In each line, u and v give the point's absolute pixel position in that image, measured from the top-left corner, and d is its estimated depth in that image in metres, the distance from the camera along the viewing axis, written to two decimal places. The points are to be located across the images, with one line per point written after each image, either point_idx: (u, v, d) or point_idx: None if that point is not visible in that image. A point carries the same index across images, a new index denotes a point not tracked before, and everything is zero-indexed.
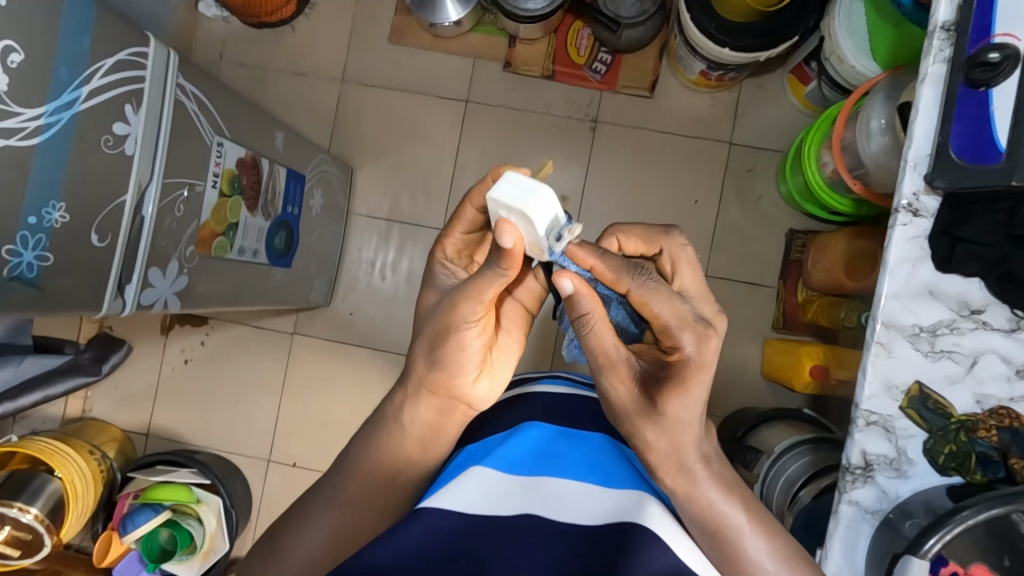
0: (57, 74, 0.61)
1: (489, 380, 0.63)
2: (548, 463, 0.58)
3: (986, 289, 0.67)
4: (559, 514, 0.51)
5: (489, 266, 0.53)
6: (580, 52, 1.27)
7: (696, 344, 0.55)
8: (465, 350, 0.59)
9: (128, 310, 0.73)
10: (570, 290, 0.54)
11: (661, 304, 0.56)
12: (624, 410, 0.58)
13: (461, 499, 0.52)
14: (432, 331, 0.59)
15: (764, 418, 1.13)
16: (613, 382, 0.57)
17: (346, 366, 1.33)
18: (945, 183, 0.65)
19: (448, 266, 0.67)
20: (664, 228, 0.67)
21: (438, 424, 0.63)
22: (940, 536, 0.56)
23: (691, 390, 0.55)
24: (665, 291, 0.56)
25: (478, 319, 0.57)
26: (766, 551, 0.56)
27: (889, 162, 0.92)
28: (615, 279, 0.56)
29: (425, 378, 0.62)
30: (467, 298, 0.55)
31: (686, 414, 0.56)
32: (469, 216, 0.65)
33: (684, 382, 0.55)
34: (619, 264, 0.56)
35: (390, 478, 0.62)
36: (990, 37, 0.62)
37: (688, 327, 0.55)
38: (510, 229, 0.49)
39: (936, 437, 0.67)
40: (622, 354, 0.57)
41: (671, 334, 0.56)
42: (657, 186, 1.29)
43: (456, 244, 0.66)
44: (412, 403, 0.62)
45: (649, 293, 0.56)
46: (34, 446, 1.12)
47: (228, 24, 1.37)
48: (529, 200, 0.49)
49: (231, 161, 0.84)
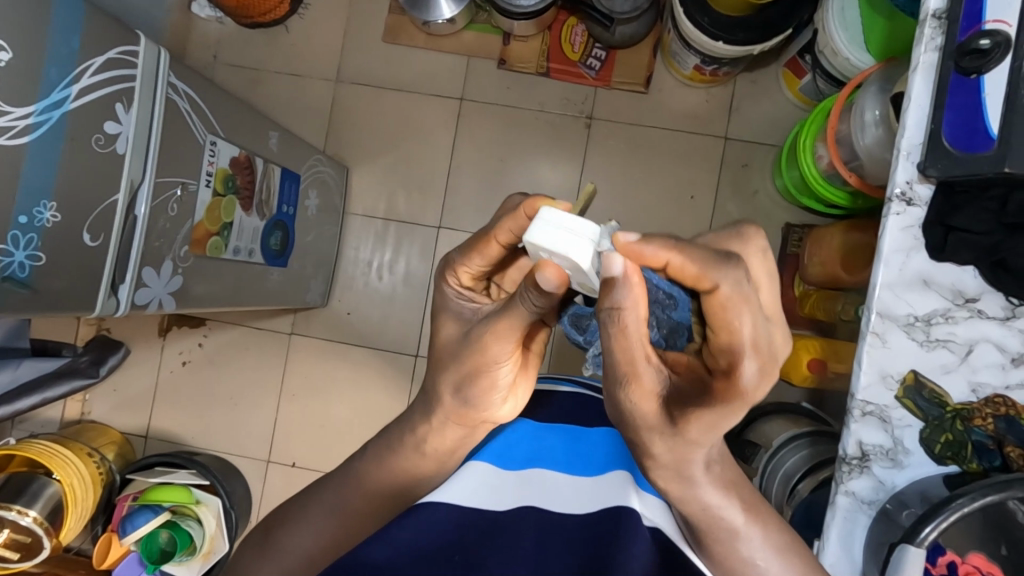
0: (47, 74, 0.61)
1: (515, 401, 0.60)
2: (540, 458, 0.63)
3: (981, 278, 0.67)
4: (555, 505, 0.57)
5: (522, 297, 0.48)
6: (575, 48, 1.26)
7: (756, 375, 0.43)
8: (498, 386, 0.56)
9: (122, 310, 0.73)
10: (618, 273, 0.41)
11: (745, 317, 0.41)
12: (639, 421, 0.48)
13: (456, 493, 0.57)
14: (460, 371, 0.56)
15: (763, 412, 1.13)
16: (633, 396, 0.46)
17: (344, 366, 1.33)
18: (938, 172, 0.65)
19: (466, 293, 0.60)
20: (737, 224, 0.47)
21: (460, 446, 0.62)
22: (936, 524, 0.56)
23: (726, 419, 0.45)
24: (756, 302, 0.41)
25: (508, 357, 0.54)
26: (760, 547, 0.54)
27: (882, 153, 0.93)
28: (699, 275, 0.42)
29: (451, 411, 0.59)
30: (500, 338, 0.52)
31: (706, 439, 0.47)
32: (494, 252, 0.56)
33: (722, 409, 0.44)
34: (704, 256, 0.41)
35: (390, 475, 0.62)
36: (981, 24, 0.62)
37: (757, 354, 0.42)
38: (553, 271, 0.44)
39: (932, 427, 0.66)
40: (650, 366, 0.45)
41: (731, 355, 0.42)
42: (653, 182, 1.29)
43: (474, 274, 0.58)
44: (437, 431, 0.60)
45: (728, 303, 0.41)
46: (33, 449, 1.12)
47: (222, 25, 1.37)
48: (574, 243, 0.43)
49: (224, 160, 0.84)
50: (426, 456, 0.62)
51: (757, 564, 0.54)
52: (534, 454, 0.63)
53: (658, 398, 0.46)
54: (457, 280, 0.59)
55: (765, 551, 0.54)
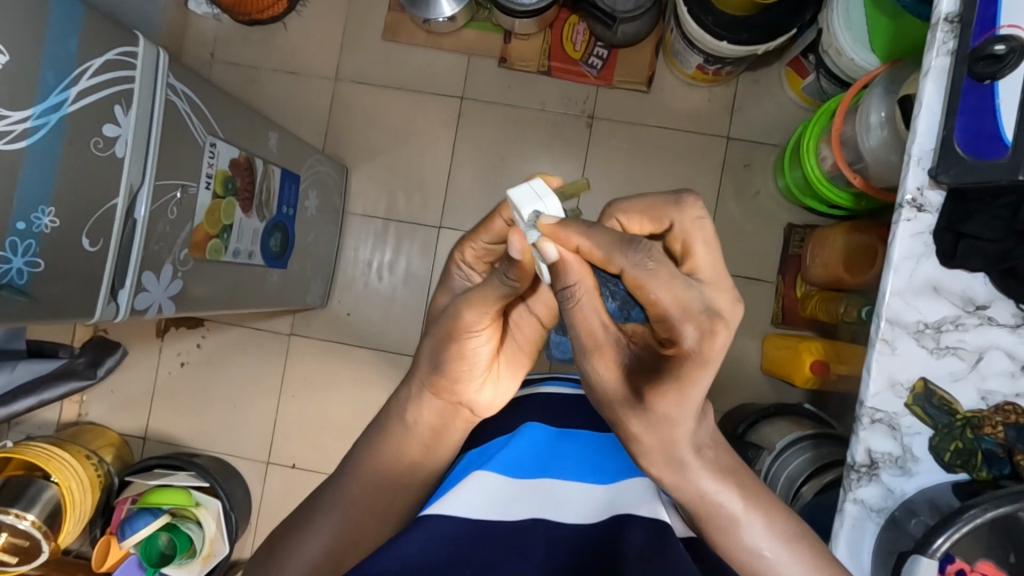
0: (44, 78, 0.60)
1: (494, 387, 0.63)
2: (549, 467, 0.61)
3: (991, 285, 0.66)
4: (563, 515, 0.56)
5: (499, 273, 0.50)
6: (576, 47, 1.25)
7: (698, 338, 0.42)
8: (471, 357, 0.59)
9: (123, 316, 0.72)
10: (554, 257, 0.43)
11: (661, 286, 0.41)
12: (608, 396, 0.47)
13: (464, 503, 0.55)
14: (438, 336, 0.60)
15: (764, 413, 1.13)
16: (596, 366, 0.45)
17: (344, 368, 1.32)
18: (950, 178, 0.64)
19: (465, 268, 0.63)
20: (676, 195, 0.51)
21: (442, 427, 0.64)
22: (949, 535, 0.56)
23: (688, 386, 0.44)
24: (669, 270, 0.41)
25: (482, 328, 0.57)
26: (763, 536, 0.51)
27: (888, 156, 0.92)
28: (607, 258, 0.42)
29: (429, 382, 0.62)
30: (471, 308, 0.55)
31: (678, 412, 0.45)
32: (498, 229, 0.58)
33: (679, 378, 0.43)
34: (611, 240, 0.42)
35: (392, 463, 0.62)
36: (995, 30, 0.61)
37: (691, 318, 0.42)
38: (518, 240, 0.46)
39: (941, 434, 0.66)
40: (610, 335, 0.45)
41: (668, 324, 0.42)
42: (656, 182, 1.28)
43: (477, 252, 0.61)
44: (416, 403, 0.63)
45: (647, 277, 0.41)
46: (30, 453, 1.11)
47: (219, 22, 1.36)
48: (533, 203, 0.48)
49: (224, 162, 0.83)
50: (411, 432, 0.63)
51: (763, 554, 0.51)
52: (546, 458, 0.62)
53: (620, 368, 0.45)
54: (461, 255, 0.62)
55: (771, 541, 0.51)
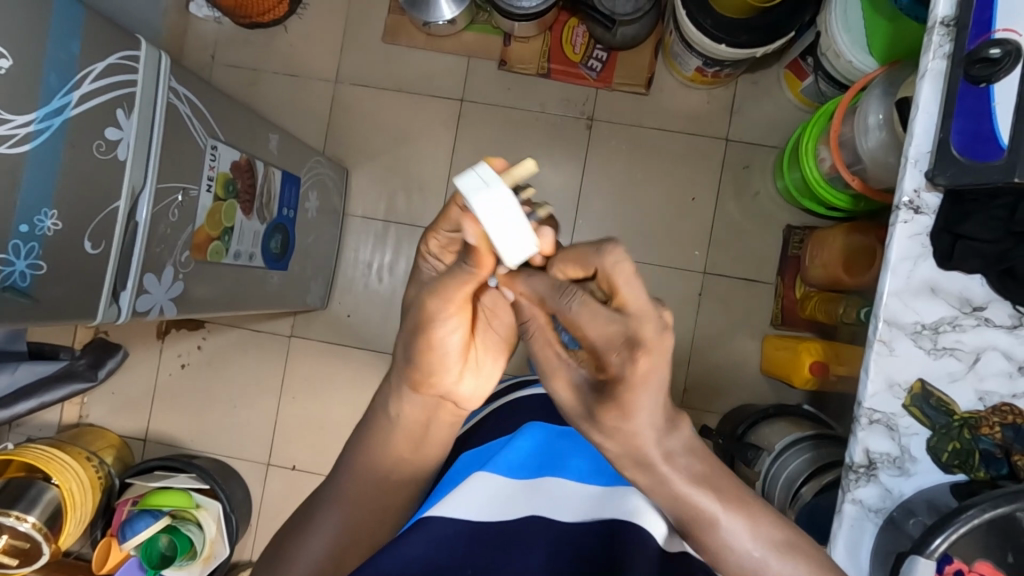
0: (46, 82, 0.61)
1: (475, 377, 0.62)
2: (548, 466, 0.61)
3: (989, 286, 0.67)
4: (562, 514, 0.56)
5: (460, 262, 0.52)
6: (576, 49, 1.25)
7: (624, 364, 0.43)
8: (440, 346, 0.58)
9: (124, 318, 0.72)
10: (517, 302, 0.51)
11: (590, 323, 0.43)
12: (570, 414, 0.49)
13: (465, 504, 0.56)
14: (408, 329, 0.59)
15: (764, 414, 1.13)
16: (553, 386, 0.49)
17: (344, 369, 1.33)
18: (946, 180, 0.65)
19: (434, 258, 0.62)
20: (599, 242, 0.46)
21: (428, 421, 0.64)
22: (946, 536, 0.57)
23: (630, 409, 0.45)
24: (599, 306, 0.43)
25: (451, 314, 0.56)
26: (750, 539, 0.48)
27: (886, 157, 0.92)
28: (545, 300, 0.47)
29: (406, 376, 0.62)
30: (435, 296, 0.54)
31: (637, 427, 0.46)
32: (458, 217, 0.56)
33: (620, 400, 0.44)
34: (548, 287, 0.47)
35: (382, 462, 0.63)
36: (991, 33, 0.62)
37: (615, 348, 0.43)
38: (471, 226, 0.46)
39: (939, 435, 0.66)
40: (562, 359, 0.48)
41: (599, 352, 0.44)
42: (655, 184, 1.29)
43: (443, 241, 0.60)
44: (396, 397, 0.63)
45: (573, 318, 0.44)
46: (30, 455, 1.11)
47: (220, 25, 1.36)
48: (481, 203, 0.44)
49: (225, 164, 0.83)
50: (397, 426, 0.64)
51: (750, 555, 0.48)
52: (546, 459, 0.62)
53: (574, 388, 0.48)
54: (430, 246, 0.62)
55: (760, 545, 0.48)
